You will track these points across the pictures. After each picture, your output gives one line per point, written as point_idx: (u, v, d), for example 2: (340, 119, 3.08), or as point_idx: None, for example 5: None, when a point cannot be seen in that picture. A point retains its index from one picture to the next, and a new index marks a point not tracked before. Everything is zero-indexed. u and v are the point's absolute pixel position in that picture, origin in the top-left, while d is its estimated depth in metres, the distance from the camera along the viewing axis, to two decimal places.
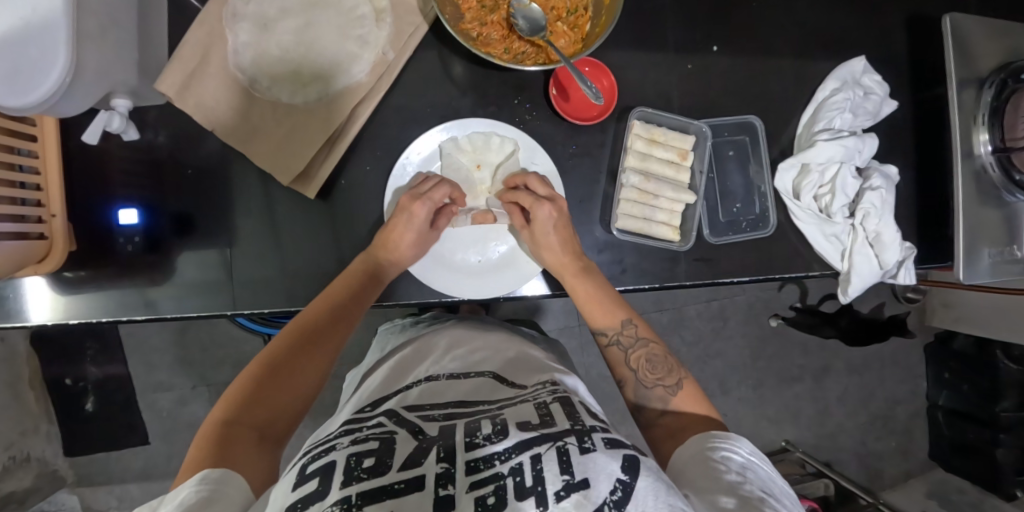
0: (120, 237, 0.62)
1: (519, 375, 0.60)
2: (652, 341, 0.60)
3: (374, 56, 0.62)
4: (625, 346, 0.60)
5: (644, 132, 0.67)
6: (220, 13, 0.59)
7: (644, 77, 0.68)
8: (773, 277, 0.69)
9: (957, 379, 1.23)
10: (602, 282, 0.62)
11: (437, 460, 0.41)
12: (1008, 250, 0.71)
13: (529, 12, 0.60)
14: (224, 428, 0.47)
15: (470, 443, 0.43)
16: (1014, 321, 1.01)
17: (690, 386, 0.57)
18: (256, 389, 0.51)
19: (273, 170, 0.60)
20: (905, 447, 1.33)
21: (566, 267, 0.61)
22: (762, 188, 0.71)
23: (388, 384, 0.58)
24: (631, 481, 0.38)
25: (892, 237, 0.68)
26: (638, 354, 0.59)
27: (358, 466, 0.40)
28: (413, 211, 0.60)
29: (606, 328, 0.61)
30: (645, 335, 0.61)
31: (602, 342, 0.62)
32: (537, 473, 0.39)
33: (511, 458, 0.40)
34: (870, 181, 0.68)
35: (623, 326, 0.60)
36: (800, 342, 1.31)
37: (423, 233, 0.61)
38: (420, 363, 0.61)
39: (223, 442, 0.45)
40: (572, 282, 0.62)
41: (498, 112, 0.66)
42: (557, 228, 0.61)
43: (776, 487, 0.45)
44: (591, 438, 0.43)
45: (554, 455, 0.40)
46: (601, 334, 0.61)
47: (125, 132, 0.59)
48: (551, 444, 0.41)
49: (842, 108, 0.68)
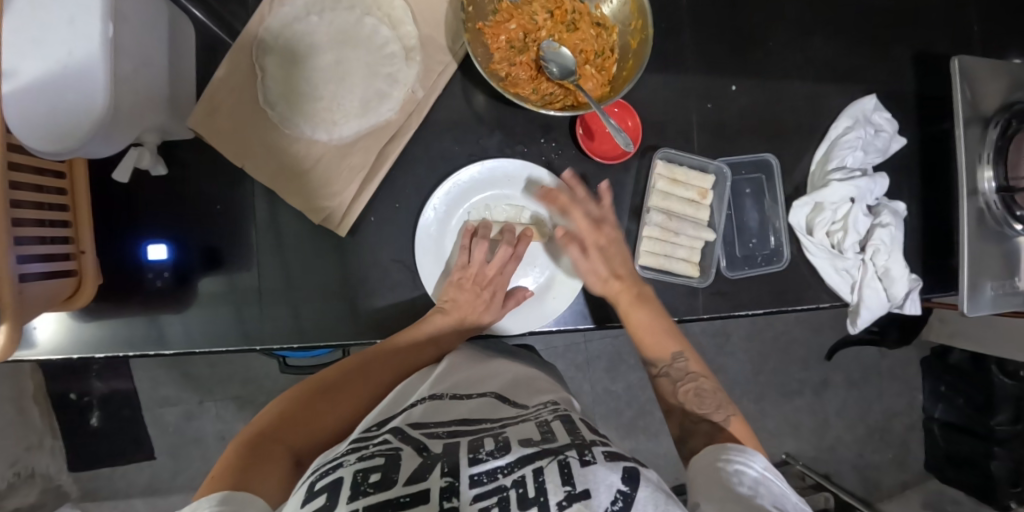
0: (149, 273, 0.62)
1: (521, 395, 0.58)
2: (702, 376, 0.58)
3: (403, 93, 0.63)
4: (675, 377, 0.58)
5: (665, 172, 0.67)
6: (250, 51, 0.60)
7: (664, 114, 0.69)
8: (787, 309, 0.71)
9: (953, 393, 1.27)
10: (660, 313, 0.62)
11: (441, 474, 0.39)
12: (1009, 283, 0.74)
13: (558, 55, 0.60)
14: (259, 443, 0.47)
15: (475, 459, 0.42)
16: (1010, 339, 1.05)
17: (738, 422, 0.54)
18: (298, 409, 0.52)
19: (303, 208, 0.61)
20: (901, 459, 1.36)
21: (624, 295, 0.62)
22: (776, 224, 0.72)
23: (397, 400, 0.53)
24: (631, 492, 0.39)
25: (899, 271, 0.71)
26: (687, 388, 0.58)
27: (364, 481, 0.38)
28: (484, 293, 0.64)
29: (657, 359, 0.60)
30: (695, 370, 0.59)
31: (652, 371, 0.60)
32: (540, 484, 0.39)
33: (514, 472, 0.41)
34: (880, 217, 0.71)
35: (676, 359, 0.59)
36: (800, 357, 1.34)
37: (491, 305, 0.64)
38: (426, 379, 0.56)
39: (257, 456, 0.45)
40: (627, 310, 0.62)
41: (525, 148, 0.67)
42: (601, 253, 0.63)
43: (794, 504, 0.43)
44: (591, 451, 0.44)
45: (555, 468, 0.41)
46: (651, 366, 0.60)
47: (154, 168, 0.60)
48: (552, 458, 0.42)
49: (855, 146, 0.71)
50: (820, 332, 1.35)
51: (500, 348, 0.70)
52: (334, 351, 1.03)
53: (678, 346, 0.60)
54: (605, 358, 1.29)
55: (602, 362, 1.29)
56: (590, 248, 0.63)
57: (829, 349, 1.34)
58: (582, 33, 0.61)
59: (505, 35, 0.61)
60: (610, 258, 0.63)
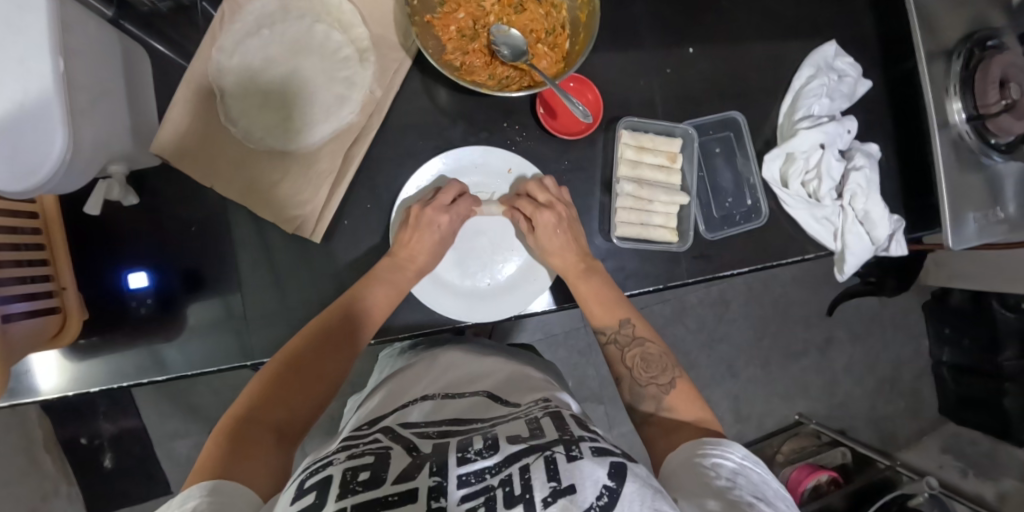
0: (133, 301, 0.62)
1: (514, 394, 0.59)
2: (648, 340, 0.62)
3: (361, 96, 0.63)
4: (622, 344, 0.61)
5: (631, 141, 0.67)
6: (205, 70, 0.60)
7: (625, 85, 0.69)
8: (771, 264, 0.71)
9: (958, 334, 1.26)
10: (606, 282, 0.64)
11: (429, 474, 0.40)
12: (993, 212, 0.73)
13: (509, 37, 0.61)
14: (240, 428, 0.47)
15: (463, 458, 0.43)
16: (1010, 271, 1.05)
17: (682, 383, 0.58)
18: (280, 384, 0.52)
19: (275, 220, 0.62)
20: (915, 407, 1.35)
21: (572, 270, 0.63)
22: (751, 181, 0.72)
23: (388, 402, 0.56)
24: (618, 487, 0.38)
25: (880, 213, 0.71)
26: (633, 353, 0.61)
27: (353, 479, 0.39)
28: (440, 224, 0.61)
29: (605, 327, 0.63)
30: (642, 335, 0.62)
31: (601, 339, 0.63)
32: (525, 481, 0.38)
33: (501, 471, 0.41)
34: (853, 161, 0.71)
35: (623, 324, 0.61)
36: (802, 316, 1.33)
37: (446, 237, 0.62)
38: (419, 383, 0.60)
39: (238, 443, 0.46)
40: (577, 281, 0.63)
41: (490, 134, 0.67)
42: (564, 228, 0.63)
43: (772, 494, 0.44)
44: (579, 447, 0.43)
45: (541, 464, 0.40)
46: (600, 333, 0.63)
47: (125, 198, 0.61)
48: (539, 454, 0.41)
49: (819, 94, 0.71)
50: (819, 289, 1.34)
51: (483, 348, 0.71)
52: None
53: (625, 311, 0.62)
54: None
55: None
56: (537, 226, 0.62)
57: (829, 305, 1.33)
58: (530, 13, 0.62)
59: (455, 25, 0.61)
60: (561, 236, 0.63)
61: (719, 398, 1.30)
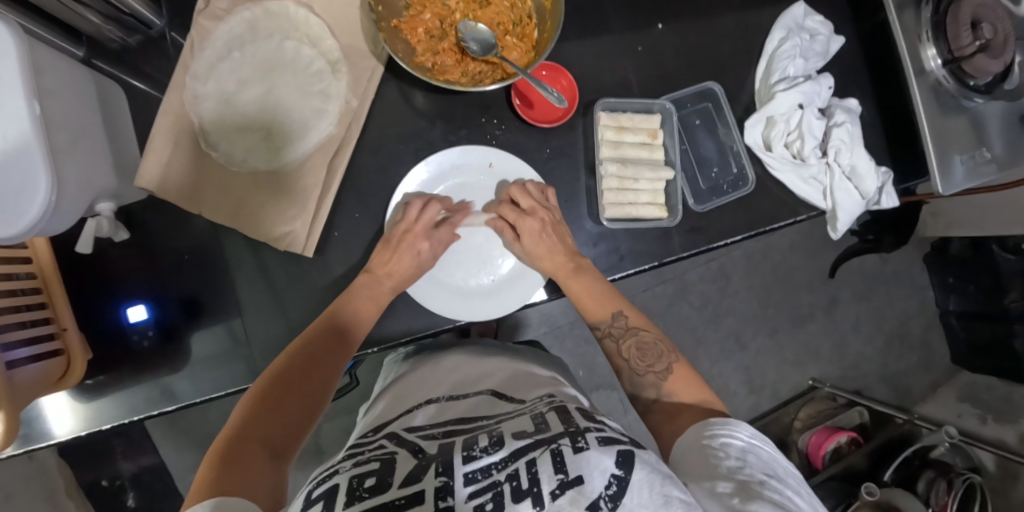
0: (134, 335, 0.63)
1: (519, 391, 0.59)
2: (643, 329, 0.63)
3: (338, 107, 0.63)
4: (618, 337, 0.62)
5: (610, 122, 0.67)
6: (181, 98, 0.61)
7: (600, 68, 0.69)
8: (764, 230, 0.71)
9: (962, 282, 1.26)
10: (595, 278, 0.64)
11: (436, 475, 0.40)
12: (979, 153, 0.73)
13: (477, 32, 0.61)
14: (235, 443, 0.47)
15: (469, 456, 0.43)
16: (1005, 215, 1.05)
17: (681, 367, 0.59)
18: (271, 397, 0.52)
19: (265, 240, 0.62)
20: (927, 359, 1.35)
21: (561, 269, 0.63)
22: (735, 148, 0.73)
23: (392, 409, 0.58)
24: (625, 476, 0.39)
25: (866, 167, 0.71)
26: (629, 343, 0.62)
27: (360, 486, 0.39)
28: (419, 247, 0.61)
29: (599, 322, 0.64)
30: (637, 325, 0.63)
31: (597, 334, 0.64)
32: (533, 475, 0.39)
33: (508, 466, 0.41)
34: (834, 118, 0.71)
35: (616, 319, 0.62)
36: (805, 281, 1.33)
37: (423, 262, 0.61)
38: (421, 389, 0.60)
39: (233, 458, 0.45)
40: (567, 281, 0.63)
41: (469, 131, 0.67)
42: (548, 234, 0.63)
43: (781, 468, 0.46)
44: (584, 437, 0.43)
45: (547, 457, 0.41)
46: (595, 329, 0.64)
47: (116, 234, 0.61)
48: (545, 448, 0.42)
49: (793, 55, 0.71)
50: (819, 252, 1.34)
51: (481, 349, 0.71)
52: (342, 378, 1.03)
53: (617, 305, 0.63)
54: None
55: None
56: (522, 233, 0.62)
57: (830, 267, 1.33)
58: (496, 7, 0.62)
59: (423, 26, 0.61)
60: (545, 241, 0.62)
61: (730, 372, 1.30)
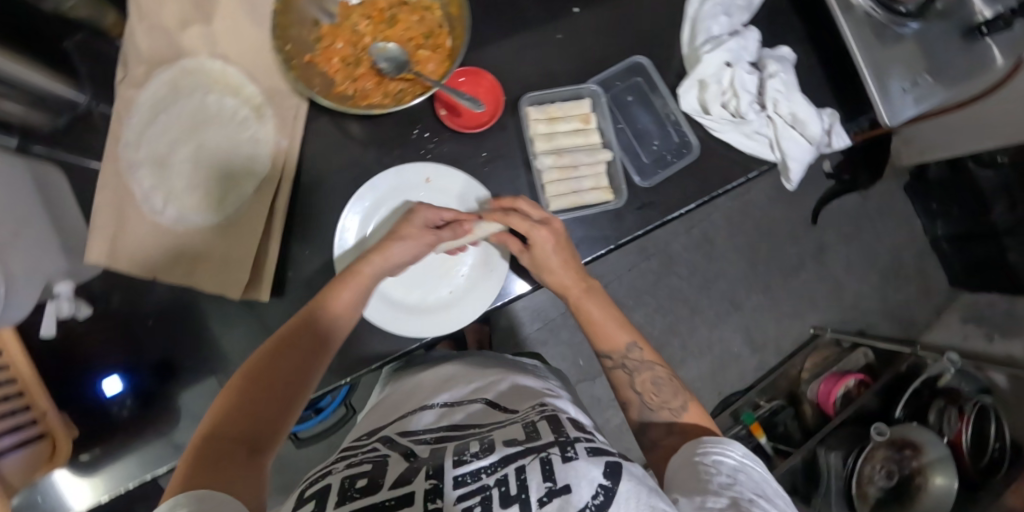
0: (113, 406, 0.64)
1: (514, 399, 0.59)
2: (658, 364, 0.61)
3: (270, 148, 0.64)
4: (632, 369, 0.60)
5: (541, 114, 0.67)
6: (117, 169, 0.62)
7: (522, 64, 0.69)
8: (716, 193, 0.70)
9: (946, 205, 1.24)
10: (605, 303, 0.64)
11: (426, 477, 0.41)
12: (921, 79, 0.73)
13: (388, 53, 0.62)
14: (218, 436, 0.44)
15: (459, 461, 0.43)
16: (977, 130, 1.03)
17: (694, 408, 0.57)
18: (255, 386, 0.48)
19: (220, 291, 0.62)
20: (926, 287, 1.34)
21: (573, 289, 0.63)
22: (672, 116, 0.72)
23: (386, 416, 0.59)
24: (613, 486, 0.39)
25: (807, 111, 0.70)
26: (643, 377, 0.60)
27: (352, 487, 0.40)
28: (406, 236, 0.59)
29: (611, 352, 0.62)
30: (651, 360, 0.61)
31: (607, 363, 0.62)
32: (521, 481, 0.40)
33: (498, 471, 0.41)
34: (767, 69, 0.70)
35: (630, 349, 0.61)
36: (789, 232, 1.32)
37: (421, 255, 0.60)
38: (413, 399, 0.61)
39: (216, 452, 0.42)
40: (578, 302, 0.64)
41: (403, 149, 0.67)
42: (558, 250, 0.62)
43: (771, 492, 0.45)
44: (574, 447, 0.44)
45: (536, 465, 0.41)
46: (606, 358, 0.62)
47: (80, 310, 0.62)
48: (534, 456, 0.42)
49: (715, 14, 0.70)
50: (799, 200, 1.32)
51: (473, 361, 0.72)
52: (340, 408, 1.02)
53: (631, 336, 0.62)
54: None
55: None
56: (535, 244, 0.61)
57: (812, 213, 1.31)
58: (404, 23, 0.62)
59: (337, 56, 0.62)
60: (558, 254, 0.62)
61: (730, 334, 1.30)
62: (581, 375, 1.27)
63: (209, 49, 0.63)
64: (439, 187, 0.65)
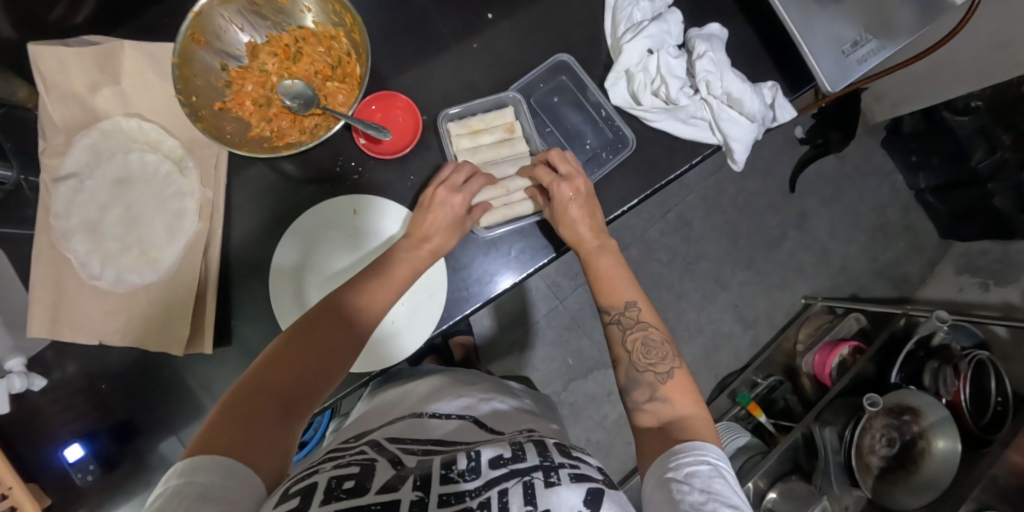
0: (75, 473, 0.65)
1: (500, 421, 0.53)
2: (654, 325, 0.57)
3: (196, 201, 0.64)
4: (626, 325, 0.57)
5: (462, 129, 0.67)
6: (51, 239, 0.61)
7: (441, 81, 0.68)
8: (660, 185, 0.69)
9: (925, 156, 1.20)
10: (617, 263, 0.62)
11: (412, 488, 0.36)
12: (864, 37, 0.67)
13: (295, 89, 0.62)
14: (261, 391, 0.44)
15: (446, 476, 0.38)
16: (948, 75, 0.98)
17: (682, 374, 0.53)
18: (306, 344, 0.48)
19: (166, 349, 0.62)
20: (915, 242, 1.30)
21: (586, 244, 0.62)
22: (603, 112, 0.71)
23: (371, 422, 0.53)
24: None
25: (741, 89, 0.66)
26: (635, 335, 0.56)
27: (338, 487, 0.35)
28: (449, 200, 0.61)
29: (610, 307, 0.59)
30: (649, 320, 0.57)
31: (604, 320, 0.59)
32: (502, 504, 0.35)
33: (482, 493, 0.37)
34: (696, 49, 0.67)
35: (629, 306, 0.58)
36: (768, 203, 1.28)
37: (458, 221, 0.61)
38: (398, 410, 0.55)
39: (253, 406, 0.42)
40: (591, 257, 0.62)
41: (330, 183, 0.66)
42: (578, 204, 0.62)
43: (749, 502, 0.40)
44: (557, 472, 0.39)
45: (519, 488, 0.37)
46: (605, 312, 0.59)
47: (33, 382, 0.62)
48: (517, 479, 0.38)
49: (634, 0, 0.67)
50: (775, 170, 1.28)
51: (460, 375, 0.68)
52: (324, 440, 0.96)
53: (635, 295, 0.59)
54: (588, 305, 1.27)
55: (588, 311, 1.27)
56: (562, 198, 0.62)
57: (789, 181, 1.28)
58: (310, 56, 0.63)
59: (249, 99, 0.62)
60: (579, 208, 0.62)
61: (719, 315, 1.27)
62: (573, 374, 1.26)
63: (123, 108, 0.63)
64: (363, 218, 0.64)
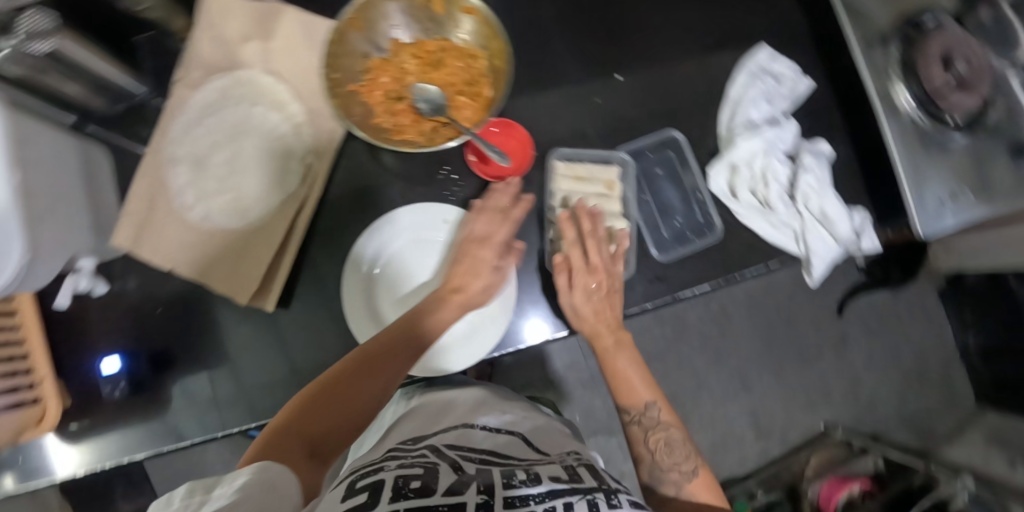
0: (105, 386, 0.65)
1: (547, 442, 0.52)
2: (673, 425, 0.60)
3: (301, 167, 0.66)
4: (646, 426, 0.60)
5: (566, 171, 0.68)
6: (158, 162, 0.65)
7: (556, 121, 0.71)
8: (733, 275, 0.69)
9: (979, 317, 1.19)
10: (635, 362, 0.65)
11: (478, 492, 0.35)
12: (967, 191, 0.68)
13: (428, 95, 0.65)
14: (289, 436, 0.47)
15: (508, 484, 0.38)
16: None
17: (703, 472, 0.58)
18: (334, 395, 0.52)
19: (228, 292, 0.64)
20: (948, 398, 1.27)
21: (604, 337, 0.64)
22: (699, 195, 0.72)
23: (425, 423, 0.52)
24: None
25: (837, 212, 0.70)
26: (656, 436, 0.59)
27: (406, 485, 0.35)
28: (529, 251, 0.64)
29: (630, 407, 0.62)
30: (667, 419, 0.61)
31: (624, 419, 0.62)
32: None
33: (545, 502, 0.35)
34: (801, 162, 0.71)
35: (649, 408, 0.61)
36: (811, 319, 1.28)
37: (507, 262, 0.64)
38: (449, 414, 0.55)
39: (280, 446, 0.45)
40: (609, 352, 0.65)
41: (427, 186, 0.69)
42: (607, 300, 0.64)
43: None
44: (616, 495, 0.38)
45: (584, 506, 0.35)
46: (624, 411, 0.62)
47: (95, 287, 0.66)
48: (581, 496, 0.37)
49: (755, 99, 0.72)
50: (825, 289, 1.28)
51: (505, 393, 0.66)
52: None
53: (652, 394, 0.62)
54: None
55: None
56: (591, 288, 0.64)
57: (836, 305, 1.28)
58: (449, 68, 0.65)
59: (380, 89, 0.64)
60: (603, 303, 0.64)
61: (735, 414, 1.25)
62: None
63: (262, 65, 0.67)
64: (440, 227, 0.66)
